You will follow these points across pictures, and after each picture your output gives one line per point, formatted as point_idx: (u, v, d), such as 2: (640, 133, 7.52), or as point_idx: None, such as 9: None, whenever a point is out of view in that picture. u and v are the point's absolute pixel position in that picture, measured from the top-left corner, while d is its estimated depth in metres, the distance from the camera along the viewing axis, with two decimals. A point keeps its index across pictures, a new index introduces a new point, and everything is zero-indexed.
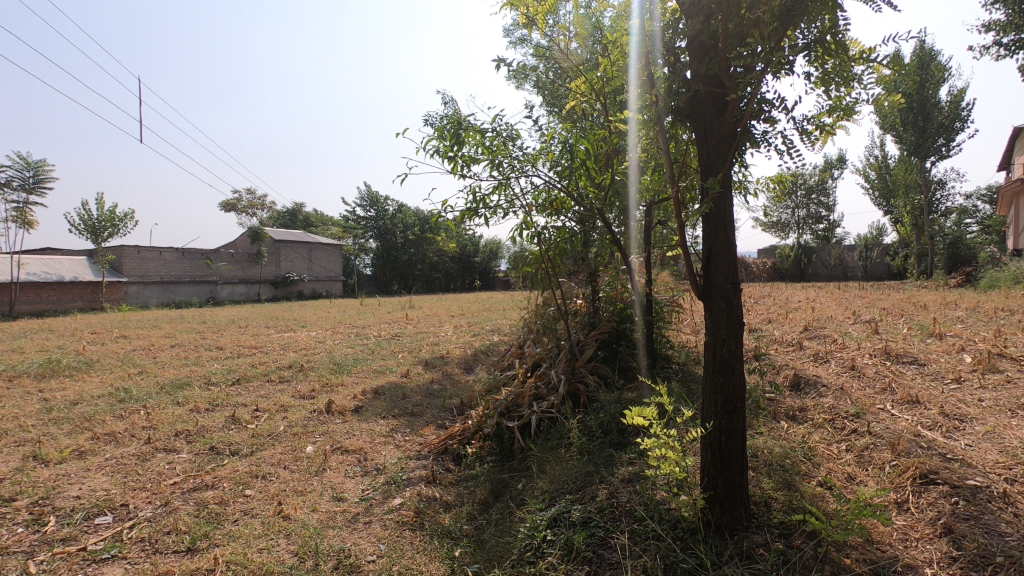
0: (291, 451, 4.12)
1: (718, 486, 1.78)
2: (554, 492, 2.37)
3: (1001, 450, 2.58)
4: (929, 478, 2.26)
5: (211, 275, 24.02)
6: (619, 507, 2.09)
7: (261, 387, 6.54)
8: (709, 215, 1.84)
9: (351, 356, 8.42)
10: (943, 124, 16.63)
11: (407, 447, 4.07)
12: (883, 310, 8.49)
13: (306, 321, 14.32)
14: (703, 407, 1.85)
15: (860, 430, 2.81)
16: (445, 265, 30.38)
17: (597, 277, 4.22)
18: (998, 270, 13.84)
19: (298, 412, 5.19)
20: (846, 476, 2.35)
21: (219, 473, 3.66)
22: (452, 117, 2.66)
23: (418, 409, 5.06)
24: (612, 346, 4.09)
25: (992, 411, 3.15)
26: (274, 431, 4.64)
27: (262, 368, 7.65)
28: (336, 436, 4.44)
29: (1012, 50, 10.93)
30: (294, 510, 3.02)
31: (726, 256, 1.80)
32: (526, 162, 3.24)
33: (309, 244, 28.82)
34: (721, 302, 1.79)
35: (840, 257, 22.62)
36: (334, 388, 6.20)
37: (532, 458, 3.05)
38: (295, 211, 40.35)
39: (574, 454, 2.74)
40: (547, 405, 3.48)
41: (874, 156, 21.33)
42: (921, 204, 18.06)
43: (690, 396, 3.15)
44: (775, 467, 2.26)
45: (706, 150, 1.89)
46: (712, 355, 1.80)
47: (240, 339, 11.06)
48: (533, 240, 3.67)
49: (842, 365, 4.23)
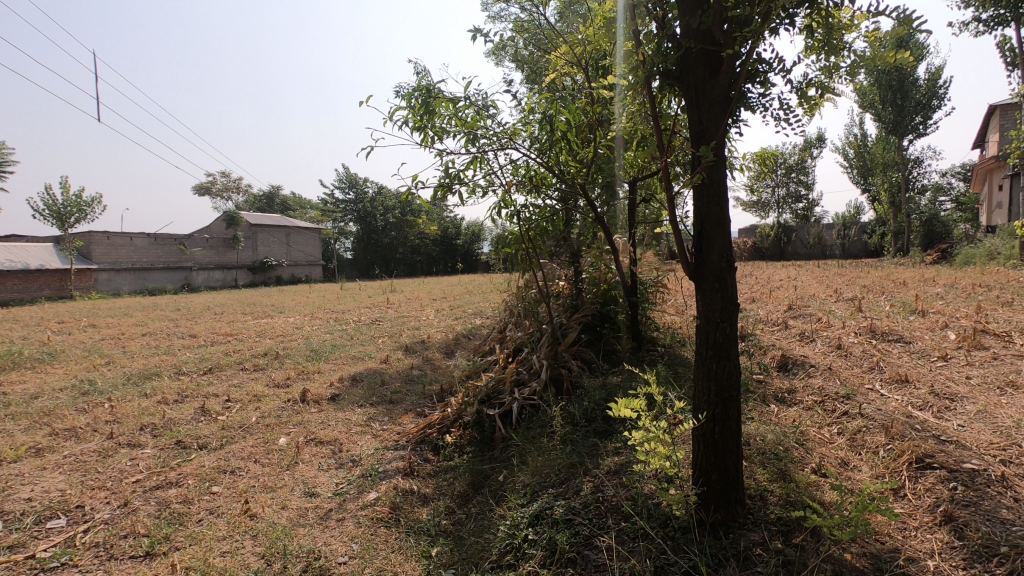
0: (263, 444, 3.94)
1: (711, 480, 1.66)
2: (536, 485, 2.24)
3: (996, 430, 2.52)
4: (926, 462, 2.16)
5: (185, 261, 23.40)
6: (604, 502, 1.96)
7: (234, 376, 6.30)
8: (701, 187, 1.67)
9: (329, 342, 8.21)
10: (921, 102, 16.68)
11: (384, 437, 3.91)
12: (863, 288, 8.51)
13: (284, 306, 14.02)
14: (695, 397, 1.72)
15: (851, 412, 2.72)
16: (427, 247, 30.00)
17: (580, 258, 4.06)
18: (972, 246, 14.03)
19: (271, 402, 4.99)
20: (840, 462, 2.25)
21: (184, 469, 3.46)
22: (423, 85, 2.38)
23: (396, 396, 4.90)
24: (595, 330, 3.95)
25: (981, 389, 3.11)
26: (245, 423, 4.45)
27: (236, 356, 7.40)
28: (311, 426, 4.27)
29: (991, 26, 10.92)
30: (262, 508, 2.85)
31: (720, 232, 1.66)
32: (504, 137, 3.02)
33: (287, 228, 28.24)
34: (714, 281, 1.65)
35: (819, 235, 22.81)
36: (311, 375, 5.99)
37: (514, 448, 2.92)
38: (272, 195, 39.38)
39: (557, 444, 2.61)
40: (529, 391, 3.33)
41: (854, 133, 21.40)
42: (899, 181, 18.20)
43: (678, 380, 3.05)
44: (767, 456, 2.15)
45: (698, 115, 1.72)
46: (705, 340, 1.66)
47: (214, 326, 10.74)
48: (513, 219, 3.51)
49: (829, 344, 4.16)
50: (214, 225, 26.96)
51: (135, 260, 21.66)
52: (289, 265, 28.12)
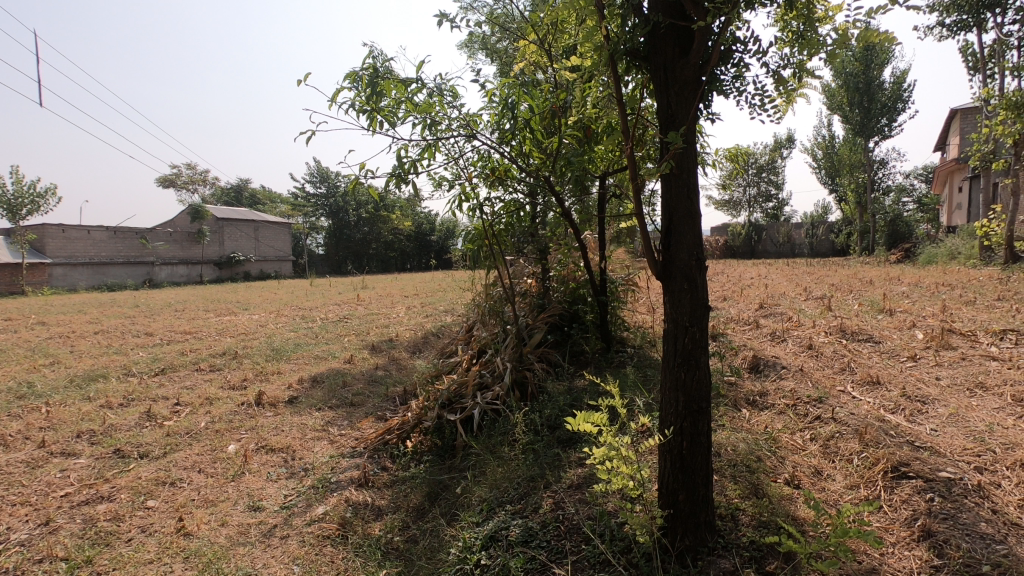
0: (209, 452, 3.68)
1: (678, 502, 1.51)
2: (493, 501, 2.08)
3: (968, 435, 2.45)
4: (901, 470, 2.07)
5: (147, 256, 22.46)
6: (564, 522, 1.82)
7: (187, 377, 5.98)
8: (670, 177, 1.52)
9: (292, 340, 7.91)
10: (887, 104, 17.04)
11: (341, 443, 3.70)
12: (832, 286, 8.57)
13: (249, 303, 13.56)
14: (662, 409, 1.57)
15: (824, 416, 2.62)
16: (401, 243, 29.59)
17: (547, 255, 3.91)
18: (934, 246, 14.37)
19: (223, 406, 4.72)
20: (813, 471, 2.15)
21: (119, 482, 3.19)
22: (369, 66, 2.17)
23: (358, 399, 4.68)
24: (562, 330, 3.81)
25: (952, 391, 3.07)
26: (193, 428, 4.17)
27: (191, 356, 7.04)
28: (263, 431, 4.02)
29: (955, 31, 11.18)
30: (199, 525, 2.62)
31: (690, 228, 1.51)
32: (463, 125, 2.84)
33: (256, 222, 27.46)
34: (684, 283, 1.50)
35: (788, 234, 23.21)
36: (269, 376, 5.71)
37: (474, 457, 2.75)
38: (240, 188, 38.29)
39: (519, 454, 2.46)
40: (492, 396, 3.16)
41: (823, 135, 21.77)
42: (865, 182, 18.57)
43: (646, 384, 2.94)
44: (738, 467, 2.03)
45: (666, 98, 1.56)
46: (673, 347, 1.51)
47: (173, 324, 10.28)
48: (476, 213, 3.34)
49: (799, 344, 4.10)
50: (179, 219, 26.07)
51: (93, 254, 20.77)
52: (257, 260, 27.37)
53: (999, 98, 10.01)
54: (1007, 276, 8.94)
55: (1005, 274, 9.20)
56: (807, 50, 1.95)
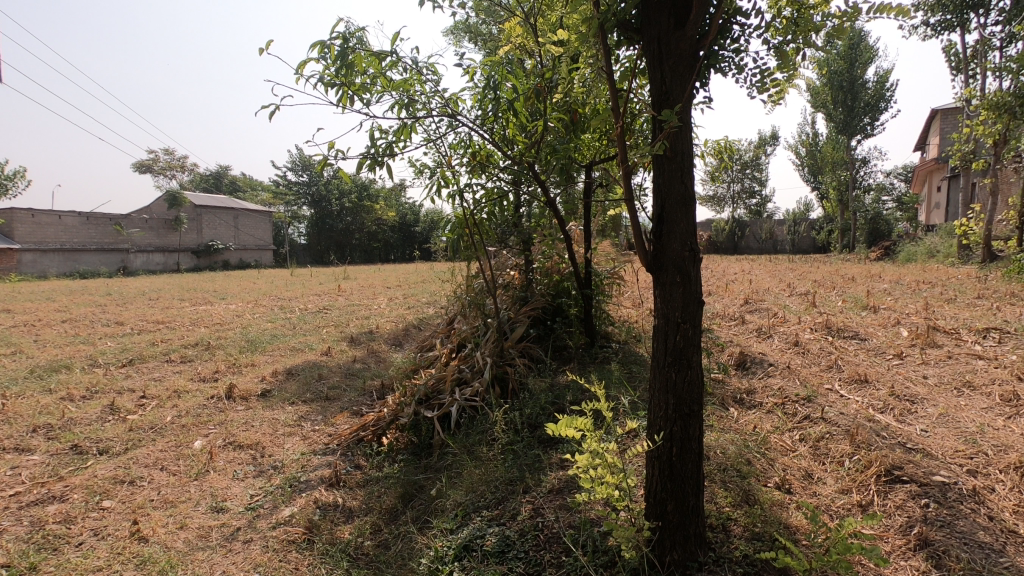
0: (173, 449, 3.49)
1: (667, 513, 1.40)
2: (469, 507, 1.97)
3: (959, 436, 2.39)
4: (895, 474, 1.99)
5: (121, 243, 21.75)
6: (544, 530, 1.72)
7: (156, 369, 5.74)
8: (663, 160, 1.39)
9: (268, 331, 7.68)
10: (869, 103, 17.20)
11: (314, 439, 3.54)
12: (814, 282, 8.57)
13: (227, 292, 13.25)
14: (650, 411, 1.45)
15: (813, 416, 2.54)
16: (384, 234, 29.25)
17: (531, 247, 3.78)
18: (913, 244, 14.55)
19: (192, 399, 4.52)
20: (804, 475, 2.06)
21: (73, 481, 3.00)
22: (339, 36, 1.96)
23: (333, 393, 4.51)
24: (545, 324, 3.70)
25: (939, 390, 3.02)
26: (158, 423, 3.98)
27: (162, 347, 6.79)
28: (232, 427, 3.85)
29: (938, 30, 11.28)
30: (155, 529, 2.46)
31: (685, 214, 1.38)
32: (442, 106, 2.69)
33: (235, 211, 26.90)
34: (676, 275, 1.38)
35: (770, 231, 23.40)
36: (242, 369, 5.51)
37: (451, 456, 2.63)
38: (219, 174, 37.45)
39: (498, 455, 2.34)
40: (471, 392, 3.04)
41: (807, 132, 21.91)
42: (846, 180, 18.73)
43: (632, 382, 2.85)
44: (728, 471, 1.93)
45: (660, 73, 1.42)
46: (664, 345, 1.39)
47: (146, 313, 9.96)
48: (457, 201, 3.21)
49: (785, 341, 4.03)
50: (155, 205, 25.36)
51: (63, 241, 20.14)
52: (237, 249, 26.83)
53: (980, 98, 10.11)
54: (986, 274, 9.04)
55: (983, 272, 9.32)
56: (803, 34, 1.88)
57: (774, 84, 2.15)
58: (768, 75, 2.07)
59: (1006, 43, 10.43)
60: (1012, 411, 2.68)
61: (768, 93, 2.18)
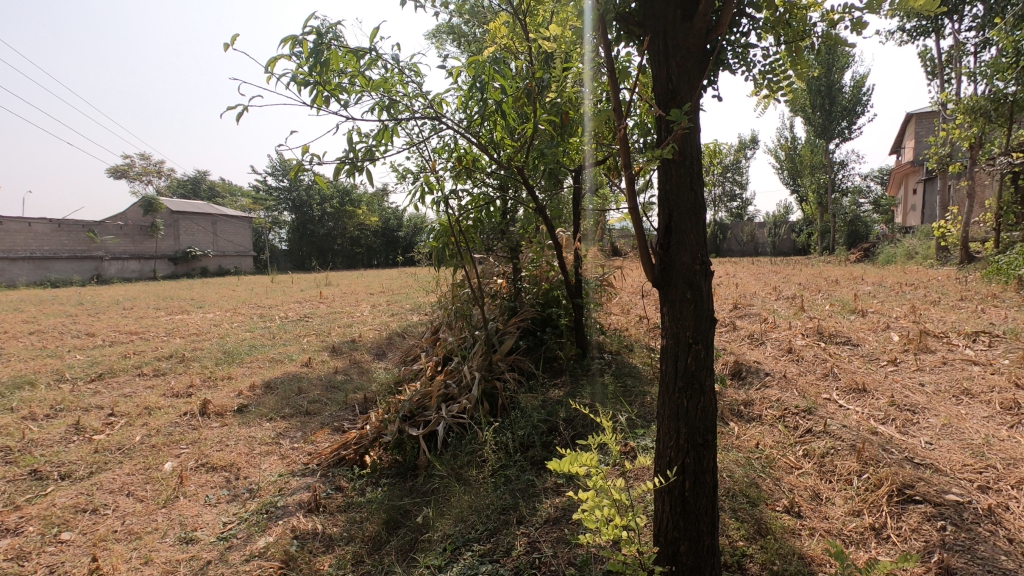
0: (142, 472, 3.28)
1: (680, 554, 1.28)
2: (459, 540, 1.86)
3: (966, 449, 2.31)
4: (907, 494, 1.89)
5: (94, 251, 21.11)
6: (542, 566, 1.64)
7: (127, 383, 5.48)
8: (670, 164, 1.27)
9: (247, 342, 7.44)
10: (846, 107, 17.48)
11: (293, 458, 3.36)
12: (799, 285, 8.58)
13: (204, 301, 12.89)
14: (659, 440, 1.34)
15: (815, 430, 2.45)
16: (367, 239, 28.96)
17: (519, 254, 3.66)
18: (892, 245, 14.74)
19: (164, 416, 4.30)
20: (812, 495, 1.96)
21: (29, 511, 2.79)
22: (313, 31, 1.80)
23: (313, 407, 4.32)
24: (535, 335, 3.59)
25: (939, 398, 2.94)
26: (126, 443, 3.76)
27: (134, 360, 6.51)
28: (205, 446, 3.64)
29: (913, 36, 11.46)
30: (117, 565, 2.27)
31: (695, 224, 1.27)
32: (425, 107, 2.55)
33: (214, 216, 26.39)
34: (686, 291, 1.27)
35: (752, 233, 23.59)
36: (218, 382, 5.28)
37: (438, 479, 2.48)
38: (197, 179, 36.75)
39: (489, 483, 2.22)
40: (459, 408, 2.90)
41: (786, 136, 22.18)
42: (825, 183, 18.98)
43: (627, 399, 2.75)
44: (736, 497, 1.85)
45: (666, 70, 1.31)
46: (674, 369, 1.28)
47: (119, 323, 9.61)
48: (441, 207, 3.09)
49: (778, 348, 3.95)
50: (130, 212, 24.76)
51: (33, 249, 19.42)
52: (215, 255, 26.28)
53: (956, 102, 10.27)
54: (965, 276, 9.14)
55: (963, 274, 9.42)
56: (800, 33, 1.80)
57: (767, 86, 2.08)
58: (764, 76, 2.00)
59: (980, 48, 10.61)
60: (1014, 420, 2.62)
61: (760, 93, 2.10)
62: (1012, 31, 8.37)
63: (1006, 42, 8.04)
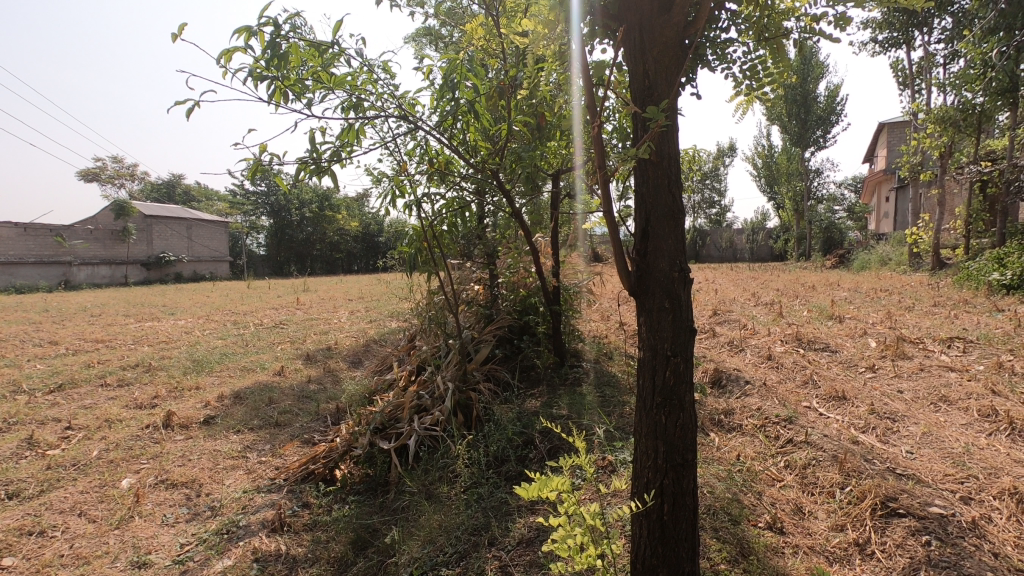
0: (96, 490, 3.10)
1: None
2: (426, 564, 1.81)
3: (947, 458, 2.27)
4: (891, 507, 1.84)
5: (63, 255, 20.41)
6: None
7: (88, 395, 5.23)
8: (647, 164, 1.20)
9: (218, 350, 7.21)
10: (821, 117, 17.83)
11: (259, 473, 3.21)
12: (777, 291, 8.63)
13: (176, 307, 12.54)
14: (637, 460, 1.26)
15: (796, 439, 2.39)
16: (347, 244, 28.65)
17: (496, 260, 3.58)
18: (866, 251, 15.01)
19: (125, 429, 4.10)
20: (794, 509, 1.90)
21: None
22: (269, 22, 1.69)
23: (284, 418, 4.16)
24: (512, 343, 3.50)
25: (918, 405, 2.92)
26: (82, 458, 3.56)
27: (97, 369, 6.24)
28: (167, 460, 3.47)
29: (885, 46, 11.72)
30: None
31: (674, 229, 1.20)
32: (396, 107, 2.46)
33: (188, 221, 25.83)
34: (664, 300, 1.19)
35: (730, 240, 23.87)
36: (185, 393, 5.08)
37: (409, 496, 2.37)
38: (172, 183, 36.01)
39: (460, 505, 2.12)
40: (431, 420, 2.80)
41: (763, 144, 22.51)
42: (802, 190, 19.29)
43: (606, 409, 2.68)
44: (718, 515, 1.80)
45: (643, 66, 1.24)
46: (651, 383, 1.20)
47: (85, 331, 9.26)
48: (414, 211, 3.00)
49: (758, 355, 3.92)
50: (101, 216, 24.06)
51: None
52: (190, 261, 25.69)
53: (926, 112, 10.50)
54: (937, 282, 9.31)
55: (935, 280, 9.59)
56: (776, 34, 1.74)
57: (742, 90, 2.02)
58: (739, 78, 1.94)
59: (949, 59, 10.89)
60: (992, 427, 2.60)
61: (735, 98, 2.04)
62: (979, 43, 8.60)
63: (974, 53, 8.24)
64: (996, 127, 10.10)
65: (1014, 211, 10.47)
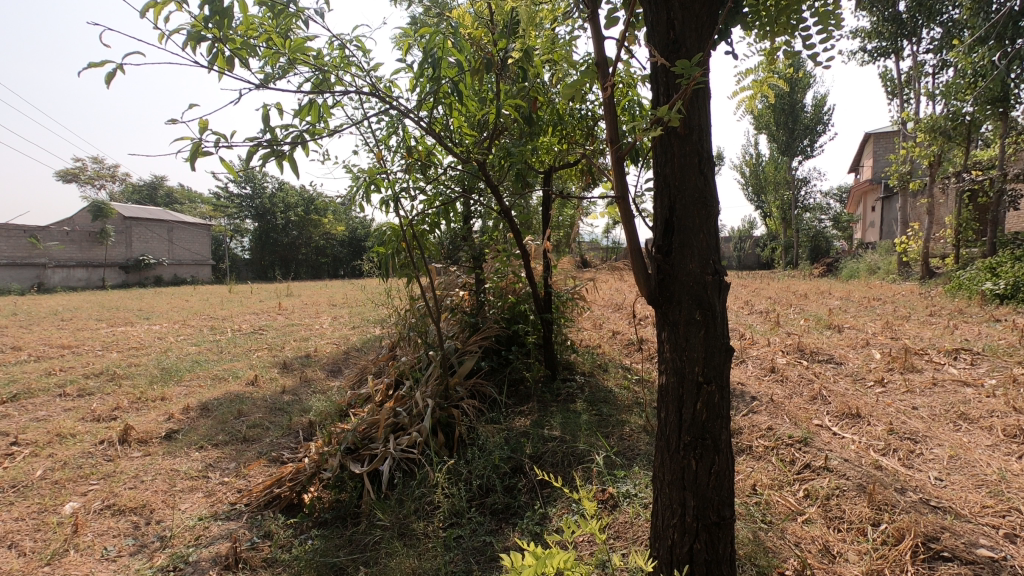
0: (34, 517, 2.77)
1: None
2: None
3: (981, 487, 2.05)
4: (934, 549, 1.61)
5: (38, 257, 19.74)
6: None
7: (44, 406, 4.86)
8: (673, 138, 1.07)
9: (190, 357, 6.85)
10: (808, 126, 17.88)
11: (220, 496, 2.91)
12: (770, 299, 8.46)
13: (151, 311, 12.06)
14: (661, 502, 1.20)
15: (815, 465, 2.15)
16: (333, 249, 28.21)
17: (482, 264, 3.36)
18: (854, 260, 14.98)
19: (78, 444, 3.77)
20: (821, 550, 1.66)
21: None
22: None
23: (253, 433, 3.85)
24: (499, 354, 3.25)
25: (937, 424, 2.70)
26: (25, 479, 3.23)
27: (58, 377, 5.86)
28: (119, 481, 3.14)
29: (874, 56, 11.72)
30: None
31: (704, 219, 1.09)
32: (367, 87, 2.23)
33: (170, 223, 25.24)
34: (694, 310, 1.09)
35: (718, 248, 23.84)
36: (150, 404, 4.75)
37: (380, 533, 2.09)
38: (154, 185, 35.33)
39: (439, 550, 1.85)
40: (409, 441, 2.53)
41: (750, 152, 22.53)
42: (790, 199, 19.29)
43: (604, 431, 2.44)
44: (744, 566, 1.57)
45: (667, 15, 1.10)
46: (680, 419, 1.13)
47: (52, 336, 8.82)
48: (391, 207, 2.74)
49: (761, 367, 3.70)
50: (80, 217, 23.41)
51: None
52: (170, 264, 25.06)
53: (916, 121, 10.43)
54: (928, 291, 9.22)
55: (925, 289, 9.50)
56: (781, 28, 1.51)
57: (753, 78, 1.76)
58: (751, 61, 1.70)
59: (938, 69, 10.90)
60: (1021, 450, 2.39)
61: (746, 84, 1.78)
62: (970, 53, 8.56)
63: (965, 62, 8.19)
64: (983, 137, 10.08)
65: (1003, 220, 10.42)
